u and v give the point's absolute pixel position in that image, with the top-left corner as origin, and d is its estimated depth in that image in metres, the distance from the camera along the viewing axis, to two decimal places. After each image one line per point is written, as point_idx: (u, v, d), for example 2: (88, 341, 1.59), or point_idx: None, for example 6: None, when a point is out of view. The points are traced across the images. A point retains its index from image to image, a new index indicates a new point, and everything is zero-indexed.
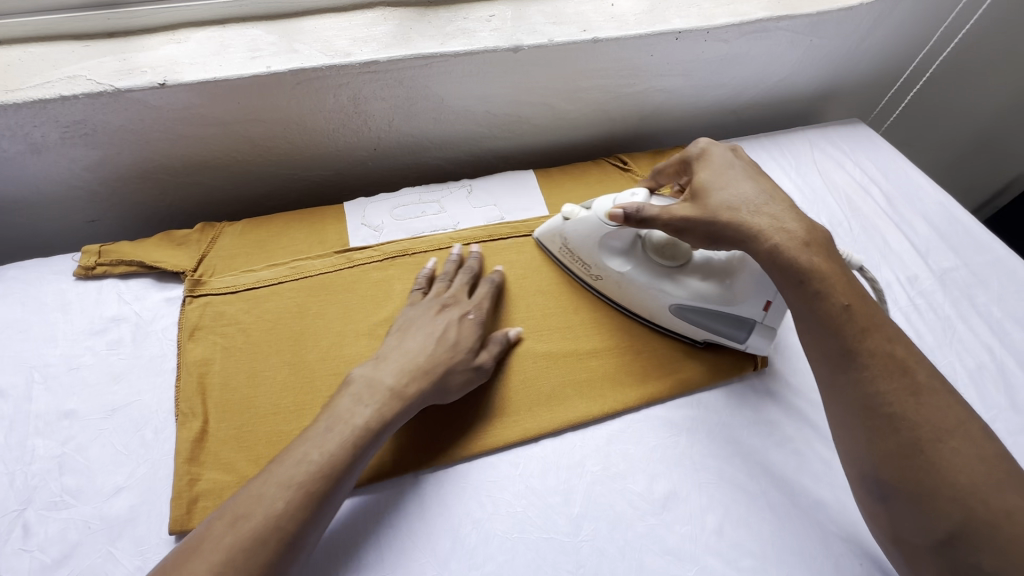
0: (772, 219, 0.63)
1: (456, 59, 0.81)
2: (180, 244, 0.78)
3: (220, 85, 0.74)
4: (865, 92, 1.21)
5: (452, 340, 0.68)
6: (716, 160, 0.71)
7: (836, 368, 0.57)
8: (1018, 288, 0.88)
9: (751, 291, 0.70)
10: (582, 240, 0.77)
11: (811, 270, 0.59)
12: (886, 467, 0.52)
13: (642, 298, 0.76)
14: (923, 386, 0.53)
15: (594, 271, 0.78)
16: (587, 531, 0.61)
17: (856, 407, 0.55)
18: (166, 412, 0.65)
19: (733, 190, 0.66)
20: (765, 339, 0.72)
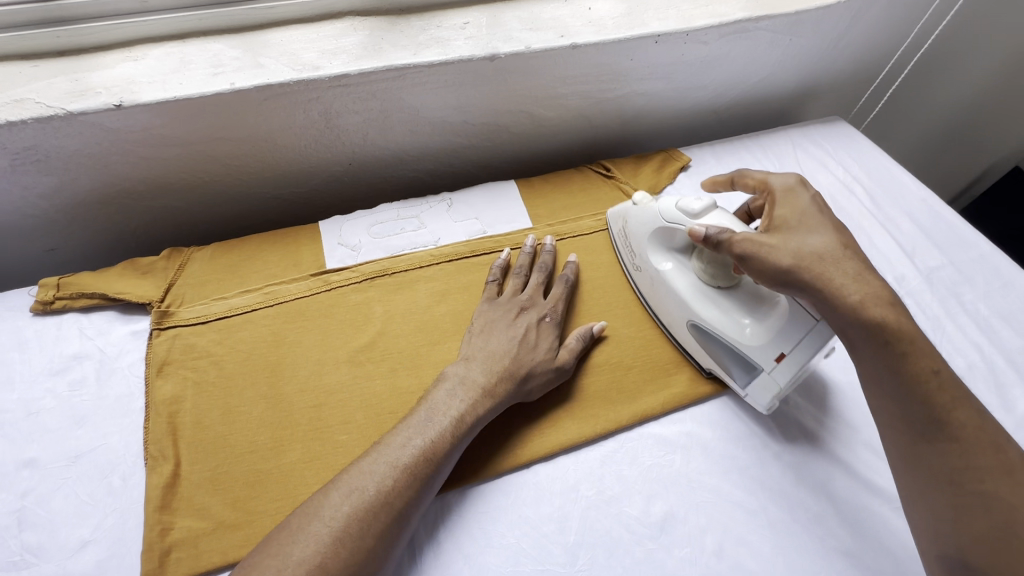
0: (856, 275, 0.56)
1: (430, 70, 0.78)
2: (145, 273, 0.74)
3: (181, 104, 0.70)
4: (844, 89, 1.20)
5: (531, 342, 0.69)
6: (800, 200, 0.64)
7: (918, 437, 0.52)
8: (1002, 284, 0.88)
9: (770, 336, 0.64)
10: (640, 227, 0.77)
11: (898, 332, 0.53)
12: (971, 541, 0.48)
13: (662, 300, 0.75)
14: (1017, 467, 0.49)
15: (637, 261, 0.79)
16: (584, 560, 0.59)
17: (939, 478, 0.51)
18: (134, 455, 0.61)
19: (821, 234, 0.60)
20: (766, 392, 0.66)
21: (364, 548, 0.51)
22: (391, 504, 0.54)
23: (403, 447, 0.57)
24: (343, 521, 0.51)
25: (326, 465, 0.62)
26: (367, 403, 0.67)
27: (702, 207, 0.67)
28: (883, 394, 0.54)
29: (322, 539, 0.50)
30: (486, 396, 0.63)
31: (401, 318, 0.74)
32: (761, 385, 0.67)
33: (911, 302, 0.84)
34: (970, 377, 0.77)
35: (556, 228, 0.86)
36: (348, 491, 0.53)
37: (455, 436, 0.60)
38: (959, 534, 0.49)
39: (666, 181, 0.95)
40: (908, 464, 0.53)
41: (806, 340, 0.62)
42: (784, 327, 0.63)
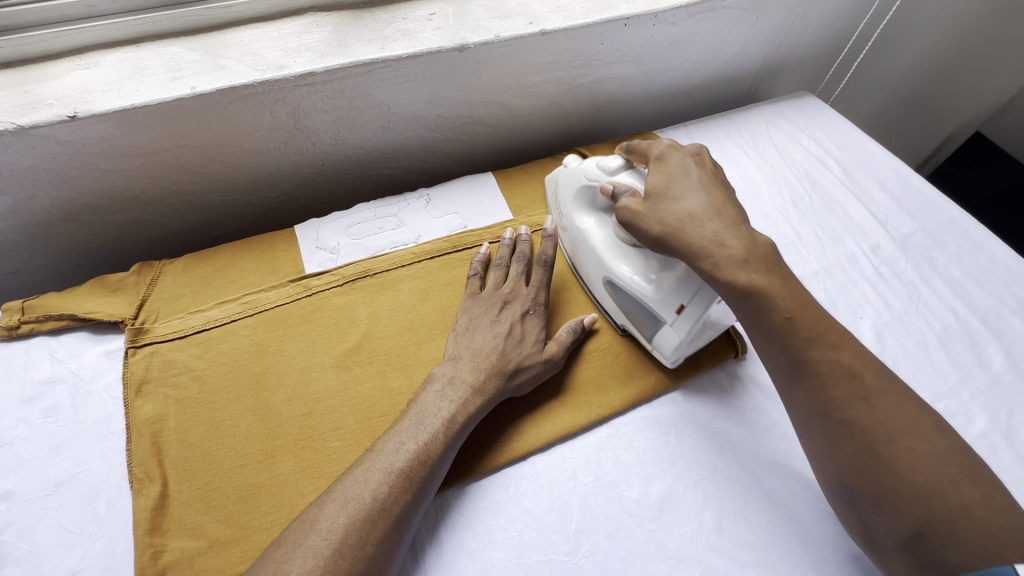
0: (713, 237, 0.58)
1: (399, 64, 0.76)
2: (116, 290, 0.71)
3: (140, 112, 0.67)
4: (811, 63, 1.22)
5: (516, 337, 0.68)
6: (672, 165, 0.66)
7: (788, 374, 0.55)
8: (972, 246, 0.90)
9: (669, 290, 0.64)
10: (567, 187, 0.79)
11: (749, 287, 0.55)
12: (845, 468, 0.52)
13: (583, 257, 0.76)
14: (873, 390, 0.52)
15: (565, 222, 0.80)
16: (587, 546, 0.59)
17: (812, 414, 0.54)
18: (118, 479, 0.59)
19: (688, 198, 0.62)
20: (669, 344, 0.67)
21: (365, 556, 0.50)
22: (389, 510, 0.53)
23: (397, 452, 0.57)
24: (341, 531, 0.50)
25: (319, 474, 0.61)
26: (358, 407, 0.66)
27: (615, 166, 0.71)
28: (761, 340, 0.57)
29: (322, 553, 0.49)
30: (477, 392, 0.63)
31: (387, 319, 0.73)
32: (664, 338, 0.68)
33: (887, 269, 0.86)
34: (947, 337, 0.79)
35: (536, 218, 0.86)
36: (343, 500, 0.53)
37: (448, 437, 0.59)
38: (837, 463, 0.52)
39: None
40: (787, 400, 0.56)
41: (699, 293, 0.61)
42: (679, 283, 0.63)
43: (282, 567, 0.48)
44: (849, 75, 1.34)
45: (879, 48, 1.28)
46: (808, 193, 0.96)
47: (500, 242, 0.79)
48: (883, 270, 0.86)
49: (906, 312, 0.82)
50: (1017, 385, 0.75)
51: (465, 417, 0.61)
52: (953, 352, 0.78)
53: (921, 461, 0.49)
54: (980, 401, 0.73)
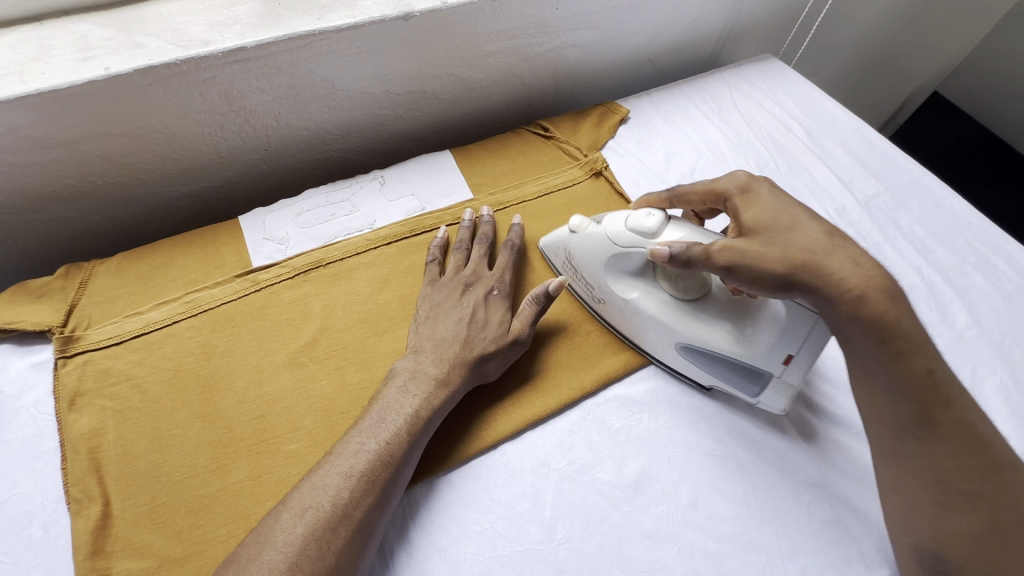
0: (855, 266, 0.52)
1: (339, 35, 0.71)
2: (40, 297, 0.65)
3: (48, 98, 0.60)
4: (772, 25, 1.19)
5: (480, 321, 0.65)
6: (764, 196, 0.59)
7: (904, 433, 0.51)
8: (934, 205, 0.90)
9: (769, 345, 0.59)
10: (591, 258, 0.68)
11: (893, 329, 0.50)
12: (954, 538, 0.47)
13: (639, 328, 0.68)
14: (1007, 466, 0.47)
15: (597, 294, 0.71)
16: (562, 533, 0.57)
17: (927, 478, 0.49)
18: (54, 501, 0.54)
19: (805, 228, 0.55)
20: (783, 397, 0.62)
21: (326, 566, 0.47)
22: (350, 516, 0.50)
23: (355, 453, 0.54)
24: (299, 544, 0.47)
25: (277, 479, 0.57)
26: (316, 406, 0.62)
27: (655, 223, 0.60)
28: (878, 392, 0.52)
29: (277, 567, 0.46)
30: (441, 385, 0.60)
31: (343, 311, 0.69)
32: (773, 393, 0.62)
33: (853, 232, 0.86)
34: (913, 297, 0.79)
35: (498, 196, 0.82)
36: (301, 509, 0.50)
37: (411, 436, 0.56)
38: (943, 532, 0.48)
39: (606, 135, 0.92)
40: (895, 459, 0.52)
41: (810, 340, 0.56)
42: (781, 334, 0.57)
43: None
44: (810, 38, 1.32)
45: (838, 9, 1.26)
46: (774, 158, 0.94)
47: (460, 225, 0.76)
48: (849, 233, 0.86)
49: None
50: (980, 340, 0.76)
51: (429, 412, 0.58)
52: (919, 312, 0.78)
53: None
54: (945, 358, 0.74)
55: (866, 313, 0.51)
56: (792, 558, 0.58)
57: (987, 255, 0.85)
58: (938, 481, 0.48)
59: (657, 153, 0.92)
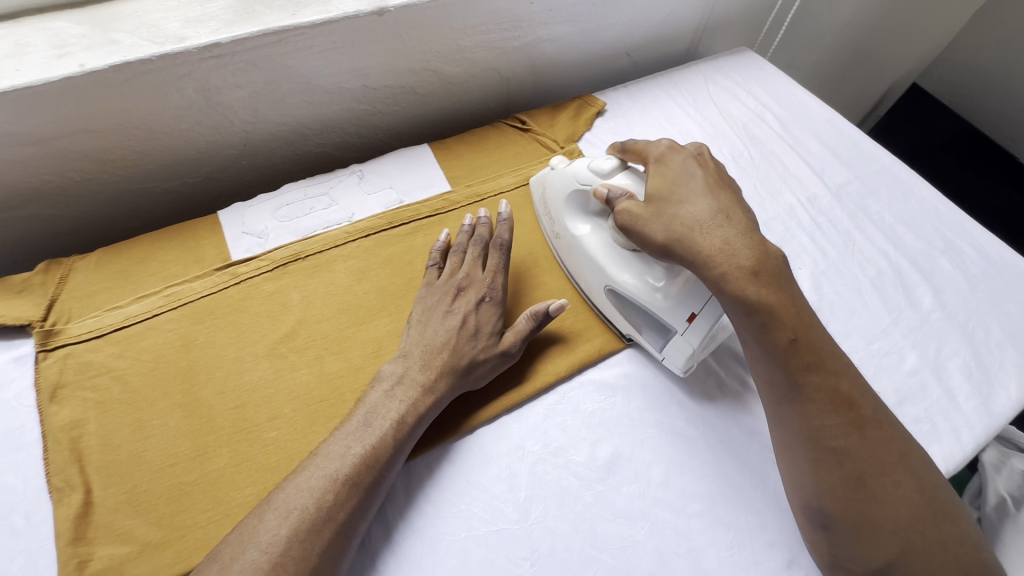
0: (723, 244, 0.55)
1: (314, 31, 0.72)
2: (20, 292, 0.66)
3: (24, 95, 0.61)
4: (748, 18, 1.21)
5: (470, 329, 0.66)
6: (673, 167, 0.63)
7: (782, 398, 0.54)
8: (903, 192, 0.93)
9: (678, 298, 0.62)
10: (556, 192, 0.75)
11: (758, 304, 0.53)
12: (830, 495, 0.51)
13: (581, 265, 0.73)
14: (868, 422, 0.52)
15: (555, 229, 0.77)
16: (536, 513, 0.59)
17: (800, 438, 0.53)
18: (36, 491, 0.55)
19: (695, 203, 0.59)
20: (680, 355, 0.64)
21: (309, 567, 0.49)
22: (334, 518, 0.51)
23: (341, 457, 0.55)
24: (283, 544, 0.49)
25: (257, 466, 0.59)
26: (295, 394, 0.63)
27: (609, 167, 0.67)
28: (760, 361, 0.55)
29: (261, 567, 0.47)
30: (427, 391, 0.61)
31: (322, 302, 0.70)
32: (674, 354, 0.65)
33: (824, 219, 0.88)
34: (880, 281, 0.82)
35: (475, 187, 0.83)
36: (285, 511, 0.51)
37: (397, 439, 0.57)
38: (822, 490, 0.52)
39: (583, 127, 0.94)
40: (778, 421, 0.55)
41: (710, 303, 0.60)
42: (690, 291, 0.61)
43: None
44: (787, 30, 1.34)
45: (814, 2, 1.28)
46: (747, 148, 0.96)
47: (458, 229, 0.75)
48: (820, 220, 0.88)
49: (841, 260, 0.84)
50: (945, 322, 0.78)
51: (415, 418, 0.59)
52: (886, 295, 0.80)
53: (905, 497, 0.50)
54: (911, 340, 0.76)
55: (740, 291, 0.54)
56: (759, 533, 0.60)
57: (954, 239, 0.87)
58: (810, 441, 0.52)
59: None
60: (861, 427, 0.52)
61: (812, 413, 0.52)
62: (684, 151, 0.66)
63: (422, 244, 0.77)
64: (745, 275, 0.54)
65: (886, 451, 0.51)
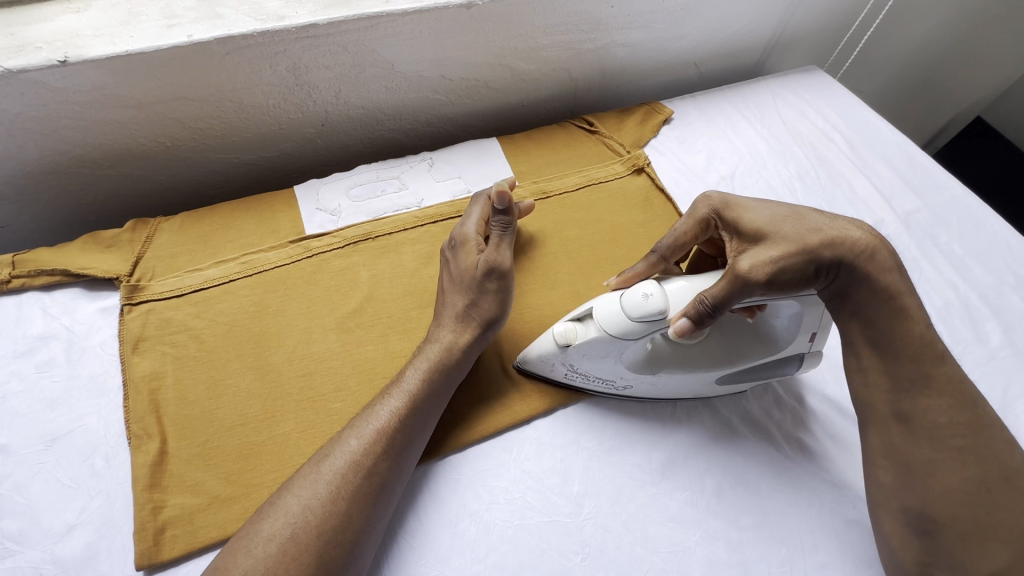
0: (865, 241, 0.57)
1: (404, 19, 0.74)
2: (110, 246, 0.69)
3: (135, 60, 0.64)
4: (819, 38, 1.20)
5: (454, 282, 0.65)
6: (746, 203, 0.61)
7: (902, 392, 0.55)
8: (975, 224, 0.90)
9: (795, 331, 0.60)
10: (590, 367, 0.61)
11: (892, 293, 0.56)
12: (945, 497, 0.52)
13: (666, 386, 0.64)
14: (985, 427, 0.54)
15: (619, 383, 0.63)
16: (589, 509, 0.59)
17: (922, 437, 0.53)
18: (116, 435, 0.58)
19: (808, 216, 0.58)
20: (811, 362, 0.64)
21: (335, 513, 0.50)
22: (360, 464, 0.53)
23: (376, 416, 0.56)
24: (314, 488, 0.51)
25: (320, 434, 0.60)
26: (359, 368, 0.65)
27: (654, 292, 0.54)
28: (882, 357, 0.56)
29: (293, 510, 0.50)
30: (459, 349, 0.62)
31: (389, 282, 0.72)
32: (803, 368, 0.65)
33: (890, 245, 0.86)
34: (947, 313, 0.80)
35: (542, 184, 0.84)
36: (319, 458, 0.54)
37: (418, 397, 0.58)
38: (933, 491, 0.52)
39: (650, 133, 0.94)
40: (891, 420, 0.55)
41: (812, 313, 0.59)
42: (802, 322, 0.59)
43: (253, 529, 0.49)
44: (856, 53, 1.32)
45: (885, 27, 1.27)
46: (815, 167, 0.95)
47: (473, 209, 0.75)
48: None
49: None
50: (1013, 360, 0.76)
51: (442, 369, 0.60)
52: (952, 327, 0.78)
53: (1020, 501, 0.51)
54: (977, 375, 0.74)
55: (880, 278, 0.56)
56: (813, 552, 0.59)
57: None
58: (935, 438, 0.53)
59: (699, 154, 0.93)
60: (984, 426, 0.53)
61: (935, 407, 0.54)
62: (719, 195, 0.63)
63: None
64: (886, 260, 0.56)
65: (1009, 449, 0.53)
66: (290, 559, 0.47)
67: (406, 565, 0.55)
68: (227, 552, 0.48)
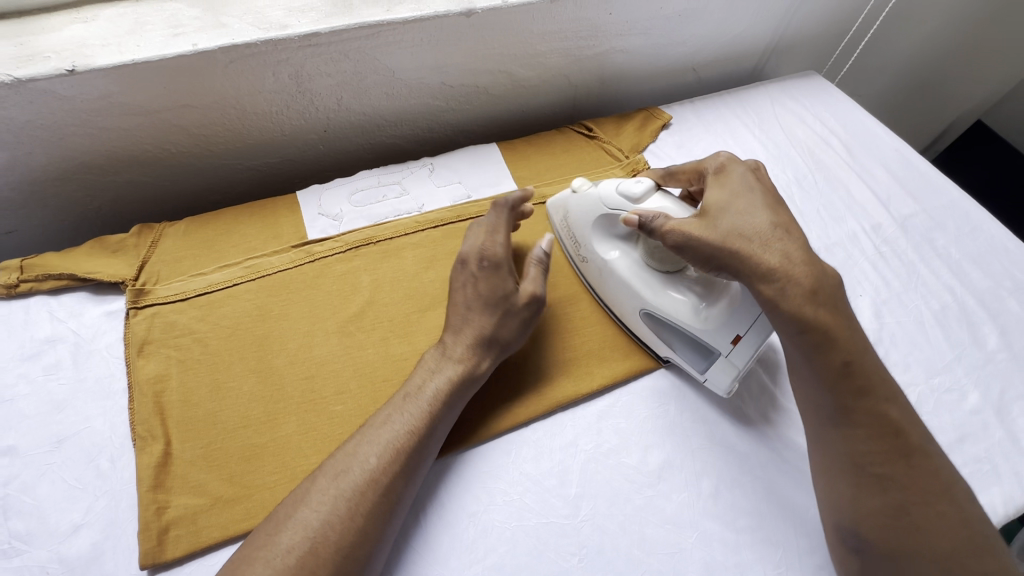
0: (784, 258, 0.56)
1: (405, 27, 0.75)
2: (116, 251, 0.70)
3: (141, 68, 0.66)
4: (818, 43, 1.21)
5: (483, 300, 0.65)
6: (733, 178, 0.64)
7: (827, 422, 0.56)
8: (972, 228, 0.91)
9: (721, 321, 0.63)
10: (581, 217, 0.72)
11: (816, 324, 0.54)
12: (871, 519, 0.52)
13: (612, 291, 0.71)
14: (915, 451, 0.53)
15: (581, 252, 0.74)
16: (586, 510, 0.60)
17: (845, 463, 0.54)
18: (121, 437, 0.59)
19: (755, 215, 0.60)
20: (725, 376, 0.65)
21: (353, 527, 0.50)
22: (378, 481, 0.53)
23: (385, 426, 0.56)
24: (331, 503, 0.51)
25: (323, 436, 0.61)
26: (361, 371, 0.66)
27: (640, 191, 0.65)
28: (807, 381, 0.56)
29: (312, 524, 0.50)
30: (468, 370, 0.62)
31: (389, 286, 0.73)
32: (715, 374, 0.66)
33: (887, 249, 0.87)
34: (944, 317, 0.80)
35: (541, 189, 0.85)
36: (334, 473, 0.53)
37: (434, 411, 0.58)
38: (859, 513, 0.53)
39: (648, 138, 0.95)
40: (818, 444, 0.57)
41: (755, 329, 0.61)
42: (733, 313, 0.62)
43: (271, 542, 0.49)
44: (854, 58, 1.33)
45: (883, 32, 1.27)
46: (812, 171, 0.96)
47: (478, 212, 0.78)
48: (883, 250, 0.87)
49: (904, 291, 0.82)
50: (1010, 363, 0.76)
51: (453, 390, 0.60)
52: (949, 331, 0.79)
53: (948, 527, 0.50)
54: (974, 378, 0.75)
55: (797, 309, 0.55)
56: (808, 554, 0.60)
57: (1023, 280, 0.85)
58: (854, 466, 0.54)
59: (697, 159, 0.94)
60: (909, 455, 0.53)
61: (857, 436, 0.54)
62: (725, 157, 0.68)
63: None
64: (805, 293, 0.55)
65: (936, 475, 0.52)
66: (308, 573, 0.47)
67: (404, 568, 0.56)
68: (241, 563, 0.48)
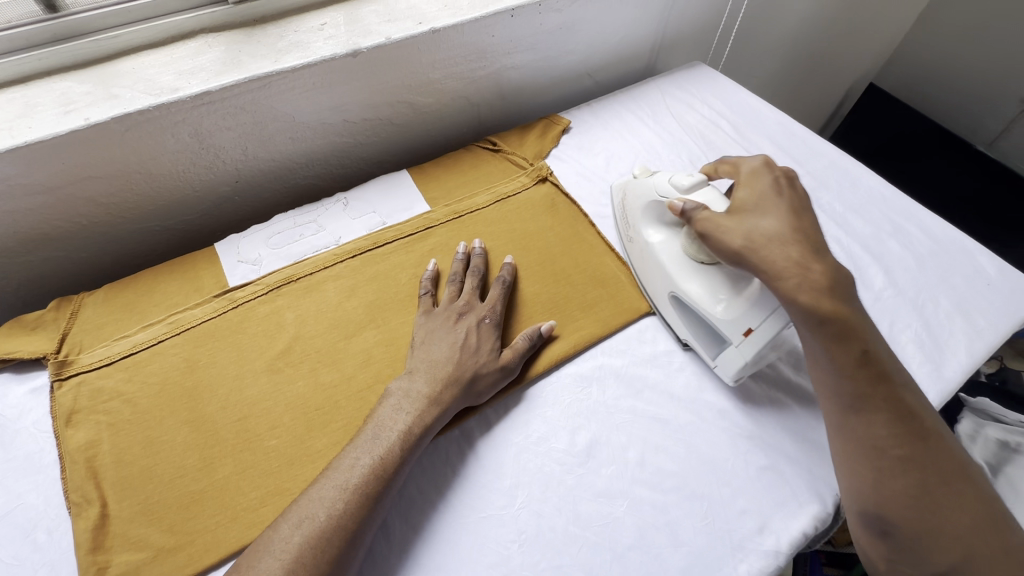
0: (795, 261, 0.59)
1: (295, 74, 0.79)
2: (35, 328, 0.71)
3: (36, 148, 0.68)
4: (700, 36, 1.31)
5: (471, 346, 0.69)
6: (761, 183, 0.69)
7: (847, 408, 0.56)
8: (851, 184, 0.99)
9: (739, 312, 0.67)
10: (637, 200, 0.83)
11: (825, 313, 0.56)
12: (893, 501, 0.52)
13: (649, 271, 0.80)
14: (931, 434, 0.54)
15: (632, 233, 0.85)
16: (522, 498, 0.63)
17: (865, 446, 0.54)
18: (57, 508, 0.60)
19: (771, 218, 0.64)
20: (732, 364, 0.69)
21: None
22: (344, 527, 0.54)
23: (342, 466, 0.58)
24: (294, 552, 0.52)
25: (260, 473, 0.63)
26: (294, 405, 0.68)
27: (694, 181, 0.73)
28: (822, 368, 0.58)
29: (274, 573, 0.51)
30: (426, 408, 0.64)
31: (314, 319, 0.75)
32: (726, 360, 0.70)
33: None
34: None
35: (453, 206, 0.89)
36: (298, 520, 0.54)
37: (401, 452, 0.60)
38: (884, 495, 0.53)
39: (549, 144, 1.01)
40: (837, 429, 0.58)
41: (768, 321, 0.64)
42: (752, 303, 0.66)
43: None
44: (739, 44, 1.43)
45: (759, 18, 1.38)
46: (705, 152, 1.03)
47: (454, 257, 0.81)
48: None
49: None
50: (896, 299, 0.84)
51: (418, 429, 0.62)
52: None
53: (969, 507, 0.50)
54: None
55: (808, 304, 0.57)
56: (733, 502, 0.64)
57: (901, 223, 0.94)
58: (874, 449, 0.54)
59: (598, 157, 1.01)
60: (926, 438, 0.53)
61: (875, 420, 0.54)
62: (755, 165, 0.72)
63: (407, 260, 0.83)
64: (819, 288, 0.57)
65: (951, 455, 0.53)
66: None
67: None
68: None
